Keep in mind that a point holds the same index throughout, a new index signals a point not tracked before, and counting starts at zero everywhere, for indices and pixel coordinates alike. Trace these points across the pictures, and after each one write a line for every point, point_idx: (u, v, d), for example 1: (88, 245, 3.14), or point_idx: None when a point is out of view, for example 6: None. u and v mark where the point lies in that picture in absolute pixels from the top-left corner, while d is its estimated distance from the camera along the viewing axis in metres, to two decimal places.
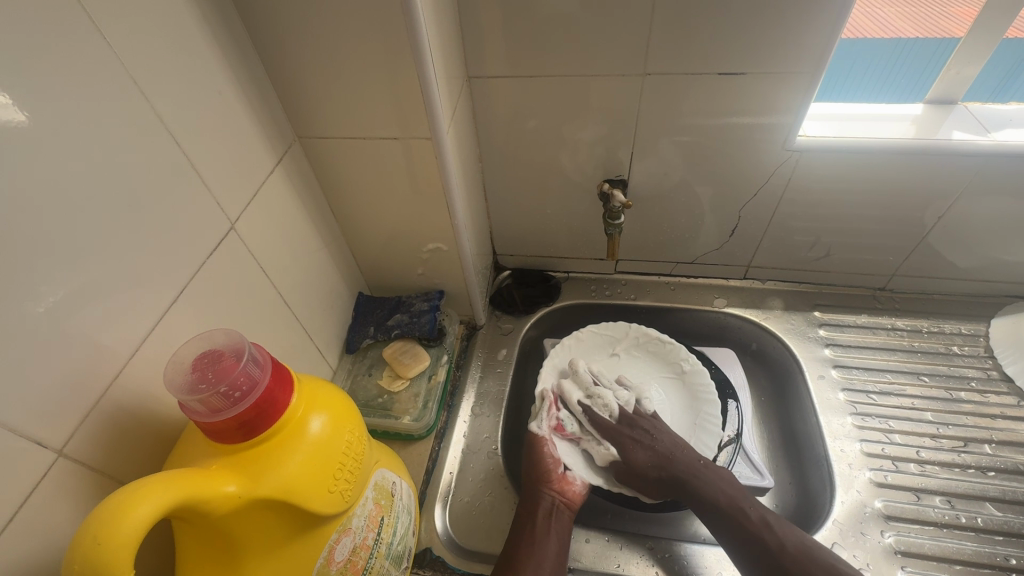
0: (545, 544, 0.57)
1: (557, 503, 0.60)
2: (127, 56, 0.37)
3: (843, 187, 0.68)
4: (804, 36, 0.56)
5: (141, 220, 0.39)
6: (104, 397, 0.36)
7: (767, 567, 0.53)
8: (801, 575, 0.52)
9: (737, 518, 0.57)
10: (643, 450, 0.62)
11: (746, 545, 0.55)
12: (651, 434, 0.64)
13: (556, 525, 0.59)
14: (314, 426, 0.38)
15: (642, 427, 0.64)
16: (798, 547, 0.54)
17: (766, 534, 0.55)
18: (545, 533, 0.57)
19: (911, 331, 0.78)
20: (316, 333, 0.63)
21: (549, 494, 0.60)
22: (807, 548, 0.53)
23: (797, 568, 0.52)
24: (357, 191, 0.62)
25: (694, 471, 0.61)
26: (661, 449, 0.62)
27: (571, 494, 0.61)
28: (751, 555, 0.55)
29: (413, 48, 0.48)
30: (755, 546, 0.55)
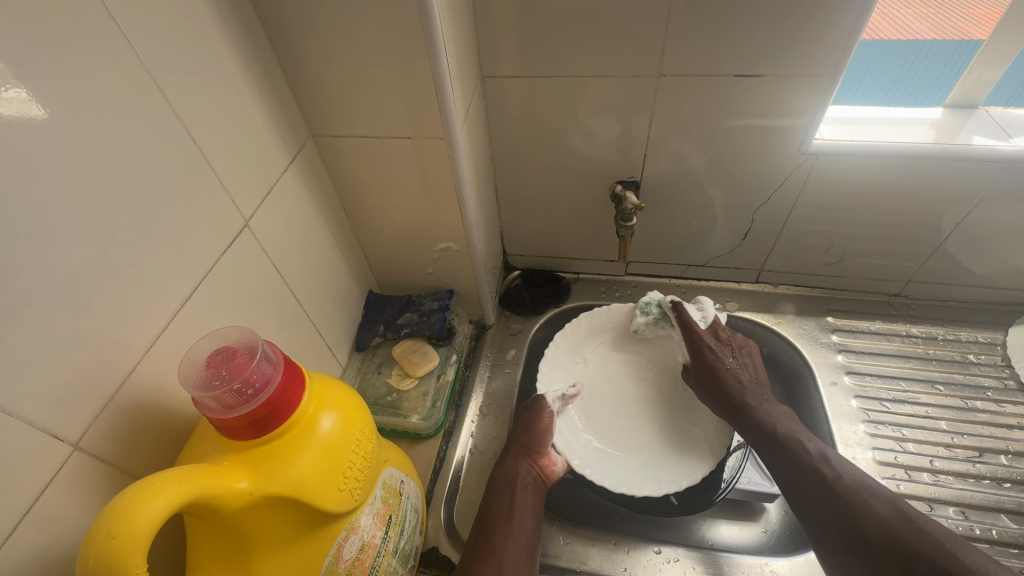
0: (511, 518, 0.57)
1: (531, 476, 0.61)
2: (146, 53, 0.37)
3: (859, 191, 0.67)
4: (824, 37, 0.55)
5: (156, 217, 0.39)
6: (119, 392, 0.37)
7: (813, 494, 0.55)
8: (848, 505, 0.52)
9: (791, 446, 0.58)
10: (722, 366, 0.65)
11: (799, 470, 0.56)
12: (729, 358, 0.65)
13: (530, 494, 0.59)
14: (325, 423, 0.39)
15: (724, 349, 0.66)
16: (857, 483, 0.54)
17: (823, 465, 0.56)
18: (524, 508, 0.58)
19: (926, 338, 0.77)
20: (327, 331, 0.64)
21: (529, 468, 0.61)
22: (863, 484, 0.53)
23: (848, 501, 0.53)
24: (369, 189, 0.63)
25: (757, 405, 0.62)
26: (732, 369, 0.65)
27: (549, 471, 0.62)
28: (802, 489, 0.56)
29: (428, 47, 0.48)
30: (807, 472, 0.56)
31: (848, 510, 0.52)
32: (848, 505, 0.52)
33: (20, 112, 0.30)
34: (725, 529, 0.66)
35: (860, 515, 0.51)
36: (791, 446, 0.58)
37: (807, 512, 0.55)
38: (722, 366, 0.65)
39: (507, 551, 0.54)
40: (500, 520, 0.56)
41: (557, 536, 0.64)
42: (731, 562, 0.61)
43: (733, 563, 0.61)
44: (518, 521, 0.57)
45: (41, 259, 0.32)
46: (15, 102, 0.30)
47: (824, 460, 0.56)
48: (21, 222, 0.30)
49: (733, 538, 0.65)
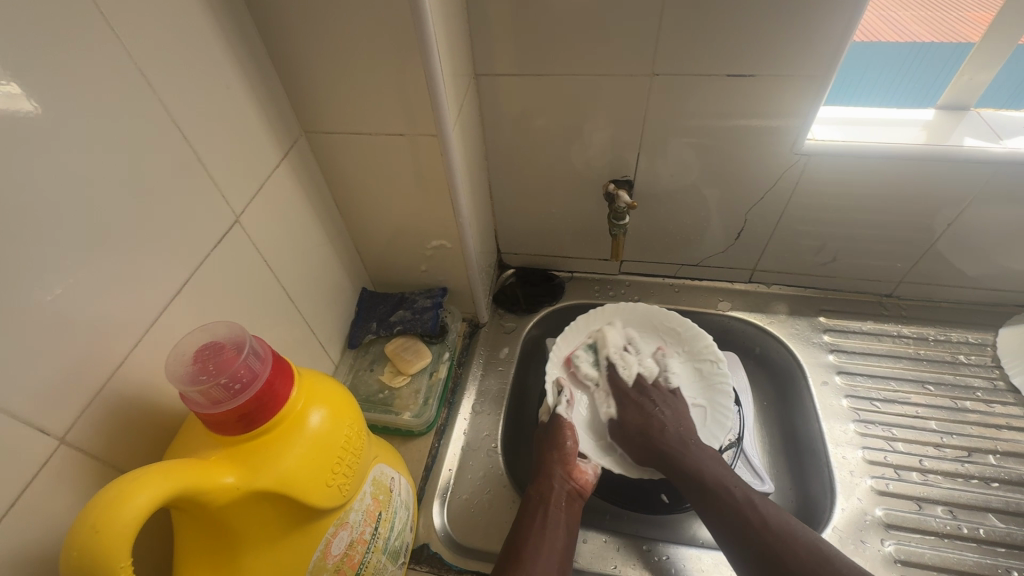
0: (551, 539, 0.57)
1: (568, 492, 0.61)
2: (135, 47, 0.37)
3: (851, 192, 0.67)
4: (816, 38, 0.55)
5: (145, 211, 0.39)
6: (106, 386, 0.37)
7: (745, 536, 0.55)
8: (777, 550, 0.53)
9: (720, 491, 0.58)
10: (650, 415, 0.65)
11: (726, 513, 0.57)
12: (654, 407, 0.66)
13: (567, 510, 0.60)
14: (313, 419, 0.39)
15: (648, 402, 0.67)
16: (783, 527, 0.54)
17: (751, 510, 0.56)
18: (556, 525, 0.58)
19: (917, 339, 0.77)
20: (319, 328, 0.64)
21: (563, 483, 0.61)
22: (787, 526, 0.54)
23: (775, 546, 0.53)
24: (362, 186, 0.63)
25: (689, 449, 0.62)
26: (668, 418, 0.65)
27: (583, 482, 0.62)
28: (738, 540, 0.55)
29: (421, 44, 0.48)
30: (735, 519, 0.56)
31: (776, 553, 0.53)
32: (775, 553, 0.53)
33: (10, 108, 0.30)
34: None
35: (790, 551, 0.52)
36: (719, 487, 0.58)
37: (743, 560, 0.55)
38: (646, 411, 0.66)
39: (537, 567, 0.54)
40: (533, 537, 0.57)
41: None
42: (721, 560, 0.61)
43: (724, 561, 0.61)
44: (549, 537, 0.57)
45: (29, 252, 0.32)
46: (5, 97, 0.30)
47: (753, 502, 0.57)
48: (8, 215, 0.30)
49: None
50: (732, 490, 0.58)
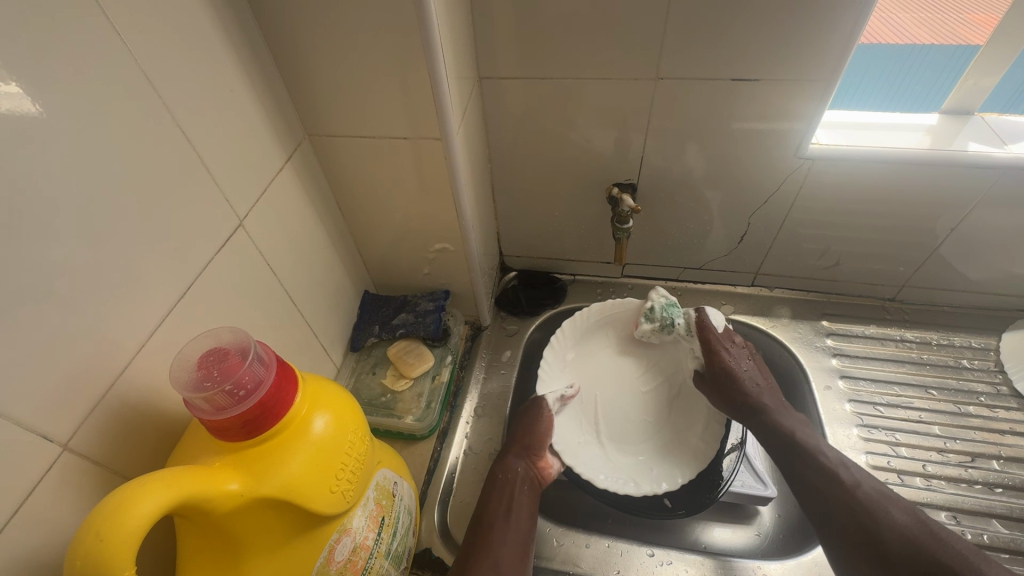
0: (512, 524, 0.56)
1: (529, 477, 0.61)
2: (140, 51, 0.37)
3: (855, 195, 0.67)
4: (822, 42, 0.55)
5: (148, 215, 0.39)
6: (110, 392, 0.36)
7: (834, 504, 0.54)
8: (868, 516, 0.51)
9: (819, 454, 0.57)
10: (738, 368, 0.65)
11: (819, 476, 0.56)
12: (739, 361, 0.66)
13: (529, 495, 0.60)
14: (317, 425, 0.38)
15: (727, 348, 0.66)
16: (875, 492, 0.53)
17: (841, 474, 0.55)
18: (518, 508, 0.58)
19: (920, 343, 0.77)
20: (322, 331, 0.64)
21: (525, 468, 0.61)
22: (883, 494, 0.53)
23: (866, 508, 0.52)
24: (365, 188, 0.62)
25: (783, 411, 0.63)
26: (745, 370, 0.65)
27: (545, 473, 0.63)
28: (825, 503, 0.54)
29: (425, 47, 0.47)
30: (828, 478, 0.55)
31: (866, 522, 0.51)
32: (869, 515, 0.51)
33: (15, 109, 0.30)
34: (719, 531, 0.67)
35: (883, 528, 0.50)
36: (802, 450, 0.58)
37: (818, 519, 0.54)
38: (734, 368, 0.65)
39: (502, 552, 0.54)
40: (497, 520, 0.56)
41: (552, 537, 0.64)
42: (724, 566, 0.61)
43: (727, 567, 0.61)
44: (514, 524, 0.56)
45: (33, 257, 0.31)
46: (8, 98, 0.30)
47: (834, 459, 0.57)
48: (12, 220, 0.30)
49: (726, 540, 0.66)
50: (828, 453, 0.58)
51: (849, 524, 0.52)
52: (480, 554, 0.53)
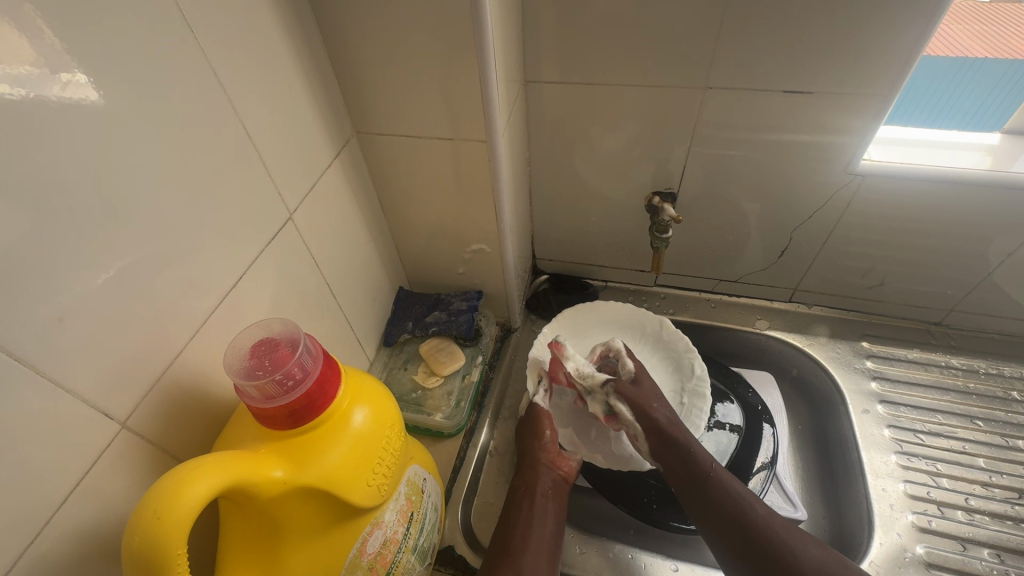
0: (536, 529, 0.58)
1: (551, 479, 0.63)
2: (209, 49, 0.38)
3: (906, 214, 0.65)
4: (882, 55, 0.53)
5: (205, 207, 0.40)
6: (165, 374, 0.38)
7: (752, 544, 0.54)
8: (782, 549, 0.53)
9: (763, 529, 0.54)
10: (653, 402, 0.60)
11: (733, 514, 0.55)
12: (652, 395, 0.61)
13: (551, 498, 0.62)
14: (357, 418, 0.39)
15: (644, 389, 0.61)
16: (785, 526, 0.55)
17: (753, 506, 0.56)
18: (542, 513, 0.60)
19: (966, 371, 0.74)
20: (358, 325, 0.65)
21: (548, 471, 0.63)
22: (793, 528, 0.55)
23: (785, 542, 0.53)
24: (406, 186, 0.63)
25: (723, 482, 0.57)
26: (663, 403, 0.61)
27: (566, 471, 0.64)
28: (739, 533, 0.55)
29: (477, 51, 0.48)
30: (742, 518, 0.55)
31: (785, 556, 0.52)
32: (786, 552, 0.53)
33: (73, 95, 0.30)
34: None
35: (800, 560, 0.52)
36: (719, 478, 0.57)
37: (743, 555, 0.54)
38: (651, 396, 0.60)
39: (526, 557, 0.56)
40: (520, 524, 0.59)
41: (575, 544, 0.66)
42: None
43: None
44: (538, 525, 0.59)
45: (102, 242, 0.33)
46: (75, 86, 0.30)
47: (742, 491, 0.57)
48: (90, 206, 0.32)
49: None
50: (734, 485, 0.57)
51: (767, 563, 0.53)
52: (503, 556, 0.56)
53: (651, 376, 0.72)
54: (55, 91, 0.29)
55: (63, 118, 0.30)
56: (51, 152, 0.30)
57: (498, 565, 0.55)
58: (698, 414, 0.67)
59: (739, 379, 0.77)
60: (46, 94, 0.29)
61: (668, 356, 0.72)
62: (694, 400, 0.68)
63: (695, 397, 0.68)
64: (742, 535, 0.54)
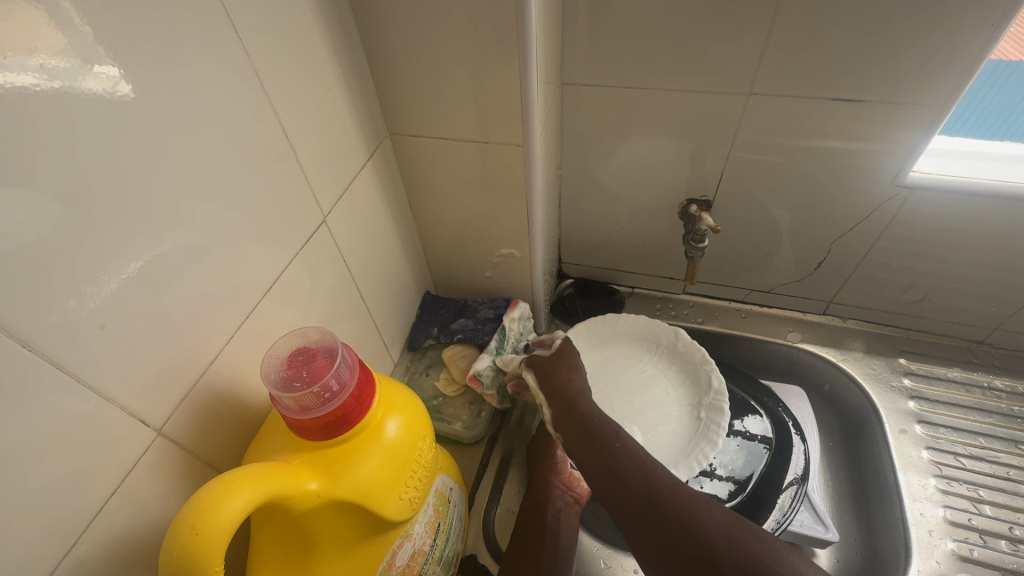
0: (549, 551, 0.58)
1: (564, 503, 0.62)
2: (252, 49, 0.37)
3: (955, 228, 0.62)
4: (940, 62, 0.51)
5: (243, 209, 0.40)
6: (201, 380, 0.37)
7: (647, 506, 0.47)
8: (677, 512, 0.46)
9: (669, 502, 0.47)
10: (569, 374, 0.60)
11: (630, 477, 0.50)
12: (571, 367, 0.61)
13: (565, 521, 0.61)
14: (391, 429, 0.39)
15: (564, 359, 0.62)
16: (689, 491, 0.48)
17: (659, 471, 0.50)
18: (553, 534, 0.59)
19: (1010, 393, 0.71)
20: (385, 328, 0.64)
21: (562, 494, 0.63)
22: (697, 494, 0.48)
23: (683, 506, 0.47)
24: (437, 188, 0.62)
25: (632, 454, 0.51)
26: (577, 375, 0.60)
27: (579, 493, 0.64)
28: (635, 495, 0.48)
29: (519, 53, 0.46)
30: (643, 480, 0.49)
31: (682, 518, 0.46)
32: (682, 514, 0.46)
33: (109, 91, 0.29)
34: None
35: (697, 523, 0.45)
36: (624, 440, 0.53)
37: (635, 521, 0.47)
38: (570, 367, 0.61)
39: None
40: (531, 545, 0.58)
41: (601, 558, 0.65)
42: None
43: None
44: (549, 549, 0.58)
45: (144, 244, 0.32)
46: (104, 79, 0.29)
47: (646, 455, 0.52)
48: (132, 209, 0.31)
49: None
50: (639, 449, 0.52)
51: (661, 529, 0.46)
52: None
53: (667, 391, 0.70)
54: (91, 86, 0.28)
55: (108, 118, 0.29)
56: (98, 154, 0.29)
57: None
58: (716, 430, 0.65)
59: (773, 396, 0.74)
60: (81, 89, 0.28)
61: (685, 371, 0.71)
62: (712, 416, 0.66)
63: (714, 414, 0.66)
64: (637, 499, 0.48)
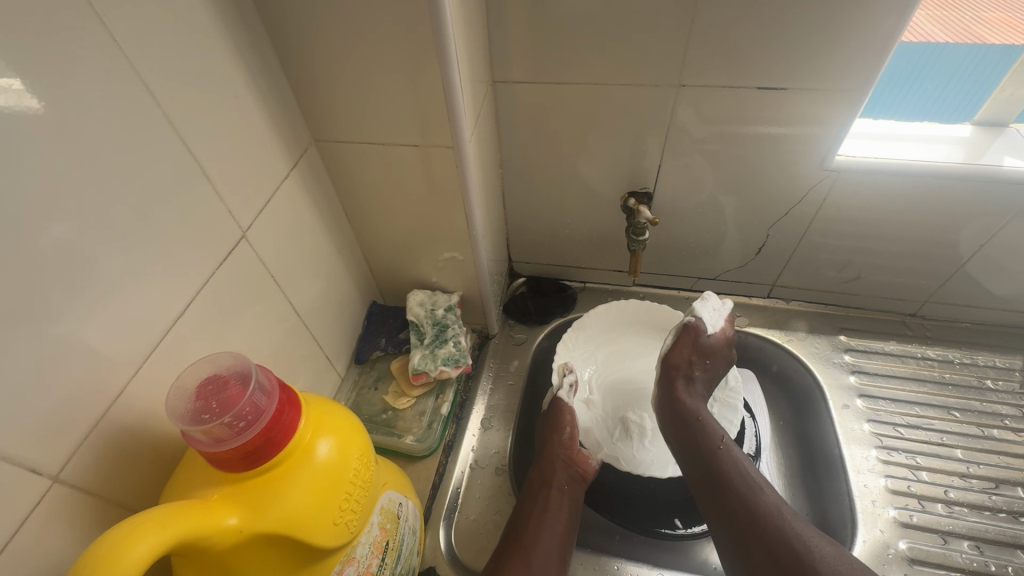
0: (550, 525, 0.59)
1: (571, 477, 0.63)
2: (139, 59, 0.35)
3: (880, 209, 0.65)
4: (853, 49, 0.52)
5: (144, 231, 0.37)
6: (104, 418, 0.35)
7: (752, 527, 0.51)
8: (779, 538, 0.49)
9: (773, 523, 0.50)
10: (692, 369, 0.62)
11: (735, 495, 0.53)
12: (702, 357, 0.63)
13: (569, 496, 0.61)
14: (322, 450, 0.37)
15: (699, 339, 0.62)
16: (793, 517, 0.51)
17: (765, 492, 0.53)
18: (557, 508, 0.60)
19: (941, 361, 0.74)
20: (326, 341, 0.62)
21: (566, 466, 0.63)
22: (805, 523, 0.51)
23: (788, 534, 0.49)
24: (371, 195, 0.60)
25: (744, 473, 0.54)
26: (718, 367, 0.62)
27: (585, 467, 0.64)
28: (730, 515, 0.52)
29: (439, 53, 0.45)
30: (745, 499, 0.52)
31: (788, 549, 0.48)
32: (785, 542, 0.49)
33: (16, 104, 0.29)
34: None
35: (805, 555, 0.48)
36: (719, 452, 0.56)
37: (730, 535, 0.52)
38: (689, 345, 0.62)
39: (537, 550, 0.56)
40: (533, 516, 0.59)
41: None
42: None
43: None
44: (551, 521, 0.59)
45: None
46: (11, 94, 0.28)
47: (757, 477, 0.54)
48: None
49: None
50: (749, 469, 0.55)
51: (765, 553, 0.49)
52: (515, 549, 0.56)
53: None
54: None
55: None
56: None
57: (507, 556, 0.56)
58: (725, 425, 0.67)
59: None
60: None
61: None
62: (723, 410, 0.68)
63: (725, 407, 0.68)
64: (738, 517, 0.52)
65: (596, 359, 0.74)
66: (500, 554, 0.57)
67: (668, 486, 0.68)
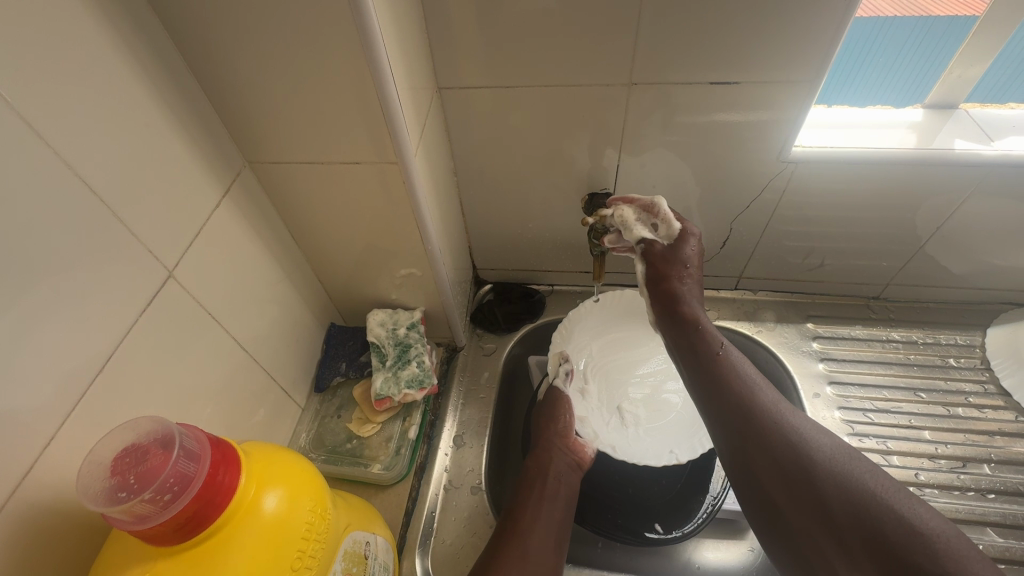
0: (545, 515, 0.57)
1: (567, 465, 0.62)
2: (20, 98, 0.31)
3: (840, 197, 0.64)
4: (802, 41, 0.51)
5: (47, 288, 0.33)
6: (12, 499, 0.32)
7: (759, 448, 0.47)
8: (787, 461, 0.45)
9: (771, 433, 0.47)
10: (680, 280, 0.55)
11: (736, 414, 0.49)
12: (685, 267, 0.55)
13: (565, 485, 0.60)
14: (268, 504, 0.34)
15: (675, 256, 0.55)
16: (802, 435, 0.46)
17: (771, 408, 0.48)
18: (553, 497, 0.59)
19: (906, 343, 0.75)
20: (280, 373, 0.59)
21: (563, 456, 0.62)
22: (815, 440, 0.46)
23: (796, 456, 0.45)
24: (317, 215, 0.57)
25: (751, 393, 0.49)
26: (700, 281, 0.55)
27: (582, 458, 0.63)
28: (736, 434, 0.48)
29: (371, 66, 0.42)
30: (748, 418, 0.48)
31: (801, 473, 0.44)
32: (794, 462, 0.45)
33: None
34: (711, 551, 0.65)
35: (814, 471, 0.44)
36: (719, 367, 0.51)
37: (737, 455, 0.48)
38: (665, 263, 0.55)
39: (534, 540, 0.55)
40: (529, 504, 0.58)
41: None
42: None
43: None
44: (547, 509, 0.58)
45: None
46: None
47: (766, 394, 0.49)
48: None
49: (719, 559, 0.64)
50: (755, 385, 0.50)
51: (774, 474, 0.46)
52: (510, 541, 0.54)
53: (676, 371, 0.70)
54: None
55: None
56: None
57: (501, 545, 0.54)
58: None
59: None
60: None
61: None
62: None
63: None
64: (744, 439, 0.48)
65: (592, 348, 0.71)
66: (494, 545, 0.54)
67: (648, 489, 0.68)
